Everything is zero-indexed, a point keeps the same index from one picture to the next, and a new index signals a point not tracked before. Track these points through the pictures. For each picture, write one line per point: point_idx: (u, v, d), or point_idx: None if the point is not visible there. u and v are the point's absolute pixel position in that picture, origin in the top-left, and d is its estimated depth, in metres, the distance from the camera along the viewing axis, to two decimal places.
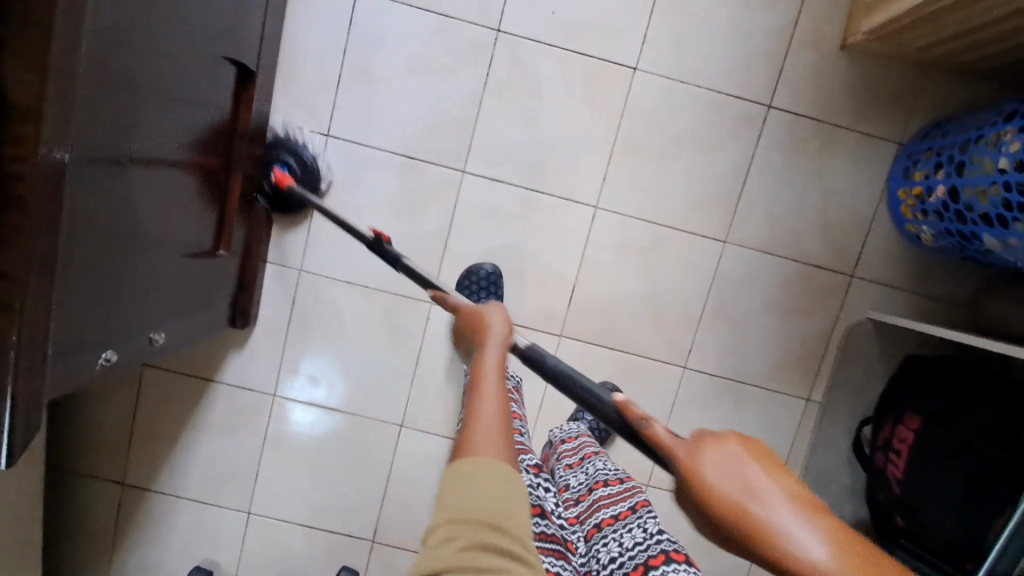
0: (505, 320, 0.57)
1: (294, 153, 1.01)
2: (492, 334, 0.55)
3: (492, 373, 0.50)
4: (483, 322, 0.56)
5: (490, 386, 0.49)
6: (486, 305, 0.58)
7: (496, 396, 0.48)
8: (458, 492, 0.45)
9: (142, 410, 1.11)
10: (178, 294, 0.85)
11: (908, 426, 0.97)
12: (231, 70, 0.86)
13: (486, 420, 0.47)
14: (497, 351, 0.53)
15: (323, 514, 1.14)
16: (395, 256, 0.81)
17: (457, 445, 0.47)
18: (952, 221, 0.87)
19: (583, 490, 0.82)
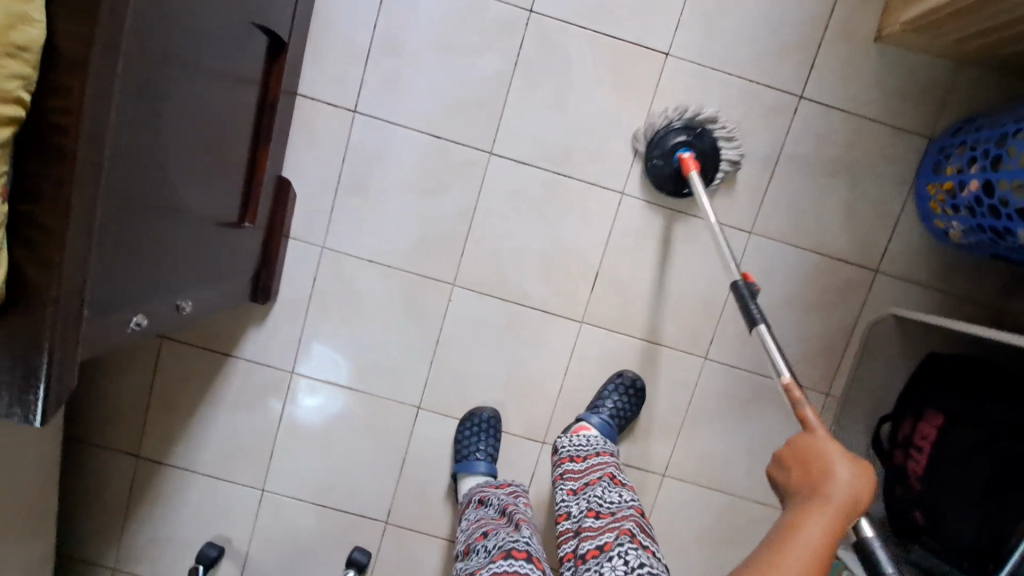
0: (855, 496, 0.57)
1: (702, 138, 0.99)
2: (834, 507, 0.57)
3: (810, 539, 0.56)
4: (828, 484, 0.58)
5: (802, 555, 0.55)
6: (837, 462, 0.59)
7: (800, 566, 0.54)
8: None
9: (159, 382, 1.11)
10: (203, 263, 0.85)
11: (930, 422, 0.95)
12: (261, 40, 0.86)
13: None
14: (829, 523, 0.56)
15: (336, 493, 1.14)
16: (752, 317, 0.78)
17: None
18: (984, 216, 0.87)
19: (579, 521, 0.87)
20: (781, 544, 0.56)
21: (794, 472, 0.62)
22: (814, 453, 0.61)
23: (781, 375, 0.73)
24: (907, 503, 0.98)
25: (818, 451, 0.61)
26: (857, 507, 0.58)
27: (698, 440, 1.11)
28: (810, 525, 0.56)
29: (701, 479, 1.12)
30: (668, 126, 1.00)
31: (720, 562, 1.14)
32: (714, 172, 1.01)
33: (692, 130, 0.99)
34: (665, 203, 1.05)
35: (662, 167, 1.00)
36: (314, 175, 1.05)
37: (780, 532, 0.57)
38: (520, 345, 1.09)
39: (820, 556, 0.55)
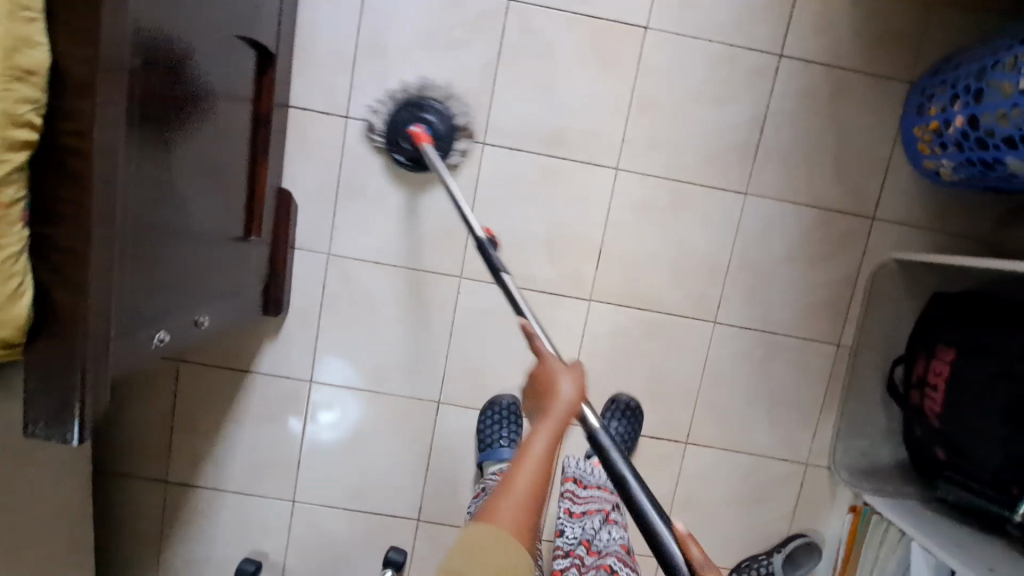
0: (573, 400, 0.66)
1: (436, 117, 1.01)
2: (554, 414, 0.65)
3: (538, 449, 0.62)
4: (554, 398, 0.66)
5: (531, 465, 0.61)
6: (560, 375, 0.68)
7: (531, 475, 0.60)
8: (467, 553, 0.57)
9: (180, 406, 1.12)
10: (215, 277, 0.86)
11: (943, 359, 0.97)
12: (250, 54, 0.88)
13: (516, 498, 0.59)
14: (553, 428, 0.64)
15: (365, 496, 1.15)
16: (495, 265, 0.84)
17: (489, 503, 0.60)
18: (973, 150, 0.89)
19: (572, 545, 0.89)
20: (516, 464, 0.62)
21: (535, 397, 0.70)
22: (546, 374, 0.69)
23: (518, 313, 0.79)
24: (931, 441, 1.00)
25: (551, 374, 0.69)
26: (574, 412, 0.66)
27: (716, 403, 1.13)
28: (537, 437, 0.63)
29: (722, 442, 1.13)
30: (400, 106, 1.02)
31: (751, 522, 1.15)
32: (450, 150, 1.03)
33: (429, 110, 1.01)
34: (418, 182, 1.06)
35: (402, 149, 1.01)
36: (312, 184, 1.06)
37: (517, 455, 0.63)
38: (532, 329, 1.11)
39: (547, 460, 0.62)
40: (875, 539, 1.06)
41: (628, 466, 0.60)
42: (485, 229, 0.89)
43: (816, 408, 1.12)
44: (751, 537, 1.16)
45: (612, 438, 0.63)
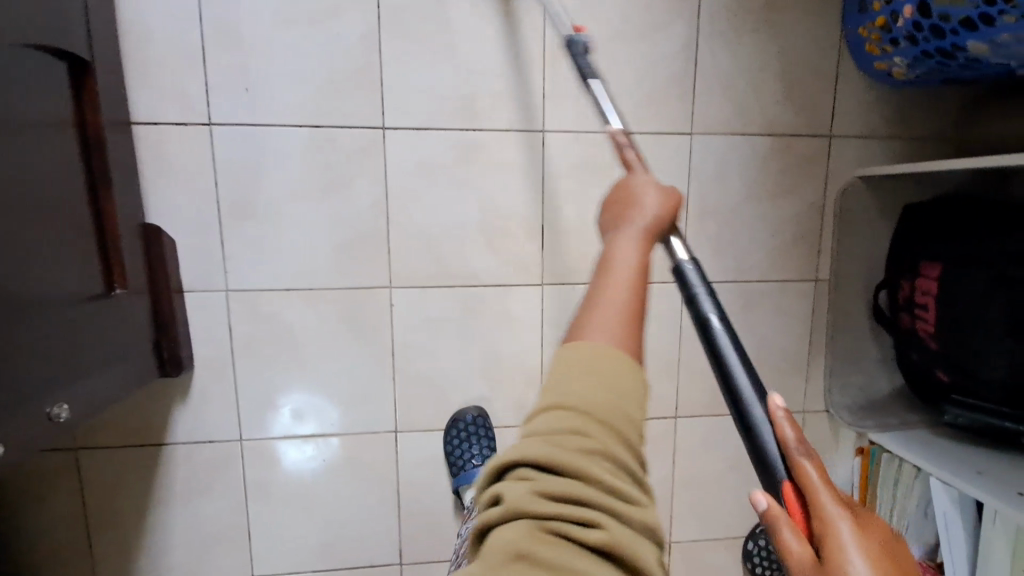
0: (662, 212, 0.56)
1: None
2: (644, 226, 0.54)
3: (632, 257, 0.51)
4: (636, 209, 0.56)
5: (628, 271, 0.49)
6: (644, 189, 0.58)
7: (629, 281, 0.48)
8: (577, 378, 0.43)
9: (91, 498, 0.95)
10: (75, 352, 0.69)
11: (928, 276, 0.89)
12: (58, 68, 0.69)
13: (613, 307, 0.47)
14: (641, 245, 0.53)
15: (335, 552, 1.01)
16: (586, 70, 0.76)
17: (581, 319, 0.48)
18: (928, 40, 0.78)
19: None
20: (603, 276, 0.49)
21: (613, 215, 0.58)
22: (625, 190, 0.59)
23: (608, 124, 0.71)
24: (928, 364, 0.92)
25: (632, 192, 0.58)
26: (662, 228, 0.56)
27: (700, 369, 1.03)
28: (628, 245, 0.52)
29: (713, 408, 1.04)
30: None
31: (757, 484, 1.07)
32: None
33: None
34: None
35: None
36: (188, 212, 0.88)
37: (602, 266, 0.51)
38: (484, 330, 0.97)
39: (645, 274, 0.50)
40: (888, 481, 0.97)
41: (714, 308, 0.52)
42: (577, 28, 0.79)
43: (804, 352, 1.04)
44: None
45: (702, 278, 0.55)
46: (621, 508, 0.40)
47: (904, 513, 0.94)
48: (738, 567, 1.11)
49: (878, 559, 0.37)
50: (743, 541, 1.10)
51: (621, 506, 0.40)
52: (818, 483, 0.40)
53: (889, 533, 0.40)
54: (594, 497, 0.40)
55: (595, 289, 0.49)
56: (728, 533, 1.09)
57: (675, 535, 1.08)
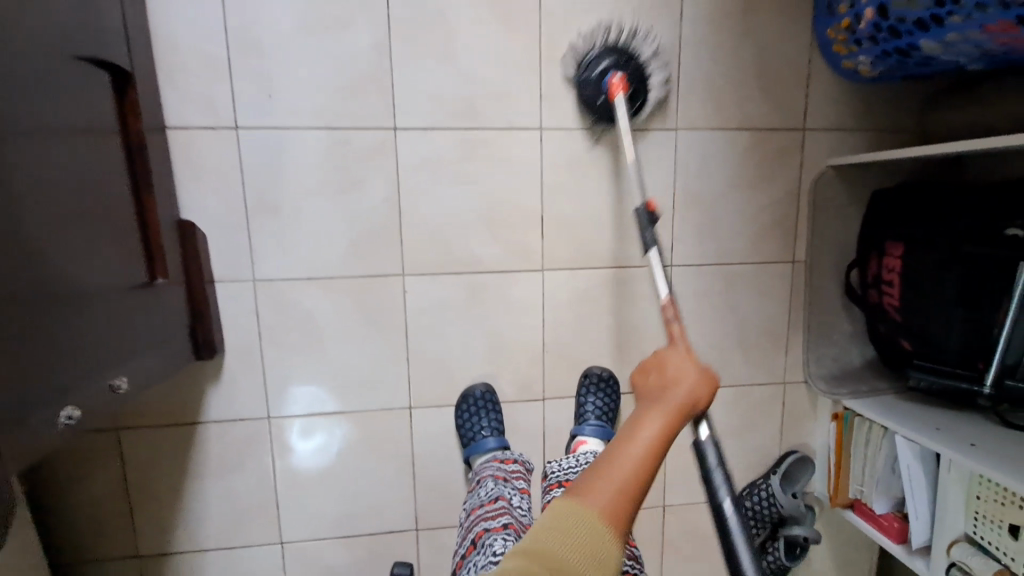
0: (695, 394, 0.67)
1: None
2: (675, 404, 0.66)
3: (651, 434, 0.63)
4: (674, 387, 0.68)
5: (640, 450, 0.61)
6: (684, 368, 0.70)
7: (639, 461, 0.60)
8: (556, 531, 0.55)
9: (132, 474, 1.03)
10: (128, 334, 0.77)
11: (893, 255, 0.99)
12: (102, 77, 0.76)
13: (618, 481, 0.59)
14: (665, 422, 0.64)
15: (357, 520, 1.10)
16: (649, 239, 0.88)
17: (587, 478, 0.60)
18: (887, 40, 0.86)
19: None
20: (621, 446, 0.62)
21: (651, 381, 0.70)
22: (670, 362, 0.71)
23: (665, 295, 0.85)
24: (895, 335, 1.02)
25: (669, 369, 0.70)
26: (692, 408, 0.67)
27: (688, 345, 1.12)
28: (653, 421, 0.64)
29: None
30: None
31: (742, 450, 1.17)
32: None
33: None
34: None
35: None
36: (217, 209, 0.96)
37: (624, 434, 0.64)
38: (489, 312, 1.06)
39: (656, 456, 0.62)
40: (861, 441, 1.06)
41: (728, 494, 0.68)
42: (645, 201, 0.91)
43: (784, 329, 1.13)
44: (746, 465, 1.18)
45: (720, 459, 0.70)
46: None
47: (875, 468, 1.03)
48: (727, 527, 1.20)
49: None
50: (732, 503, 1.19)
51: None
52: None
53: None
54: None
55: (609, 456, 0.61)
56: None
57: (668, 499, 1.17)
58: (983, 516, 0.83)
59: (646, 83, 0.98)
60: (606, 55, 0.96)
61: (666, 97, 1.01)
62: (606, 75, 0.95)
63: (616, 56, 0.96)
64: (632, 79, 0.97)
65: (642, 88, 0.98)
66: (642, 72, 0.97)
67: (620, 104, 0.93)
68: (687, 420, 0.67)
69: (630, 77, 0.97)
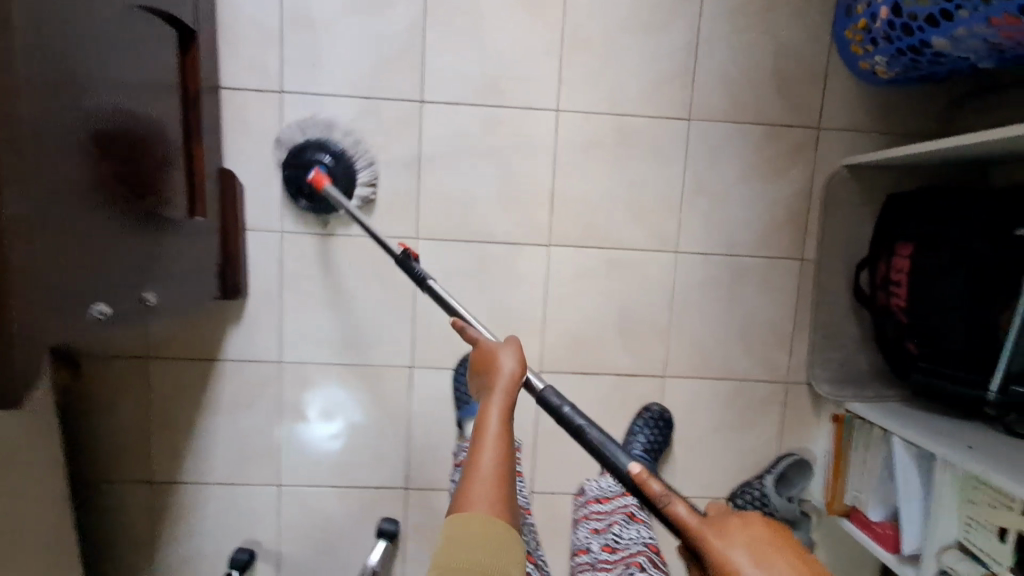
0: (518, 370, 0.69)
1: None
2: (504, 387, 0.67)
3: (494, 424, 0.63)
4: (499, 367, 0.69)
5: (491, 439, 0.61)
6: (499, 349, 0.71)
7: (494, 452, 0.61)
8: (455, 556, 0.56)
9: (152, 403, 1.12)
10: (165, 256, 0.86)
11: (902, 255, 0.98)
12: (169, 33, 0.87)
13: (484, 481, 0.59)
14: (503, 400, 0.66)
15: (351, 473, 1.14)
16: (417, 275, 0.89)
17: (460, 494, 0.60)
18: (901, 39, 0.88)
19: (597, 556, 0.98)
20: (474, 446, 0.62)
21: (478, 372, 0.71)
22: (489, 352, 0.71)
23: (455, 314, 0.85)
24: (902, 337, 1.00)
25: (491, 353, 0.71)
26: (518, 376, 0.69)
27: (688, 335, 1.12)
28: (493, 414, 0.64)
29: (698, 369, 1.13)
30: None
31: (739, 448, 1.15)
32: None
33: None
34: None
35: None
36: (256, 163, 1.05)
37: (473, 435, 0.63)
38: (494, 282, 1.10)
39: (508, 434, 0.63)
40: (859, 445, 1.06)
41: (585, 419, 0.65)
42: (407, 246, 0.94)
43: (789, 327, 1.12)
44: (742, 464, 1.16)
45: (562, 398, 0.69)
46: None
47: (871, 475, 1.02)
48: None
49: (749, 546, 0.46)
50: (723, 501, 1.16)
51: None
52: (690, 519, 0.49)
53: (756, 525, 0.48)
54: None
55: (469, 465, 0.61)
56: (710, 493, 1.17)
57: (659, 490, 1.17)
58: (976, 522, 0.83)
59: (353, 179, 1.04)
60: (311, 153, 1.03)
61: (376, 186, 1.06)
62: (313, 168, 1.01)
63: (326, 150, 1.03)
64: (339, 171, 1.02)
65: (350, 180, 1.03)
66: (348, 166, 1.03)
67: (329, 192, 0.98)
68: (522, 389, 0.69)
69: (335, 172, 1.02)
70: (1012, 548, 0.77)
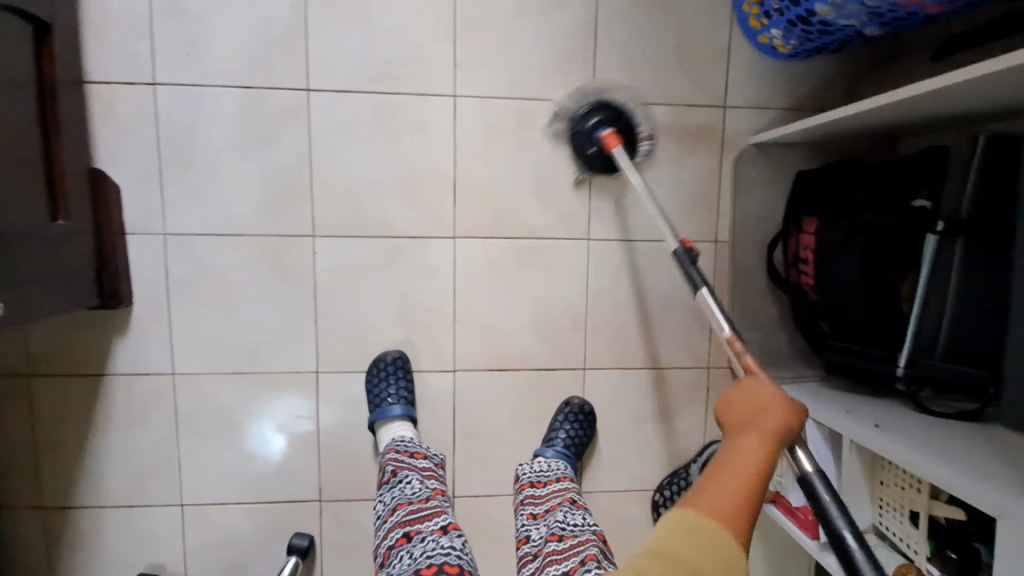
0: (792, 417, 0.66)
1: None
2: (769, 429, 0.65)
3: (757, 458, 0.62)
4: (773, 406, 0.66)
5: (752, 470, 0.61)
6: (775, 390, 0.69)
7: (749, 479, 0.60)
8: (681, 540, 0.55)
9: (37, 423, 1.04)
10: (22, 264, 0.78)
11: (807, 232, 0.96)
12: (21, 25, 0.80)
13: (729, 497, 0.59)
14: (770, 442, 0.64)
15: (258, 486, 1.08)
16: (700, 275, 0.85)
17: (699, 492, 0.60)
18: (790, 9, 0.86)
19: (540, 544, 0.87)
20: (730, 464, 0.62)
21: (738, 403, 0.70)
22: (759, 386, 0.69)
23: (720, 328, 0.82)
24: (815, 317, 0.98)
25: (760, 388, 0.69)
26: (792, 426, 0.66)
27: (606, 324, 1.09)
28: (750, 442, 0.64)
29: (618, 359, 1.10)
30: None
31: (666, 438, 1.12)
32: None
33: None
34: None
35: None
36: (133, 162, 0.99)
37: (728, 456, 0.63)
38: (400, 278, 1.05)
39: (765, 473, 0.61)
40: None
41: (848, 527, 0.62)
42: (680, 238, 0.90)
43: (707, 311, 1.10)
44: (670, 455, 1.12)
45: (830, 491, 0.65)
46: None
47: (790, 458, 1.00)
48: (649, 520, 1.14)
49: None
50: (652, 493, 1.13)
51: None
52: None
53: None
54: None
55: (720, 472, 0.61)
56: (639, 486, 1.13)
57: (587, 486, 1.13)
58: (888, 504, 0.81)
59: (639, 131, 1.01)
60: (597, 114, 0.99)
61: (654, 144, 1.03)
62: (601, 131, 0.97)
63: (603, 112, 0.98)
64: (622, 133, 0.99)
65: (632, 138, 1.01)
66: (630, 120, 0.99)
67: (619, 155, 0.94)
68: (788, 439, 0.66)
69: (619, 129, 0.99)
70: (926, 533, 0.74)
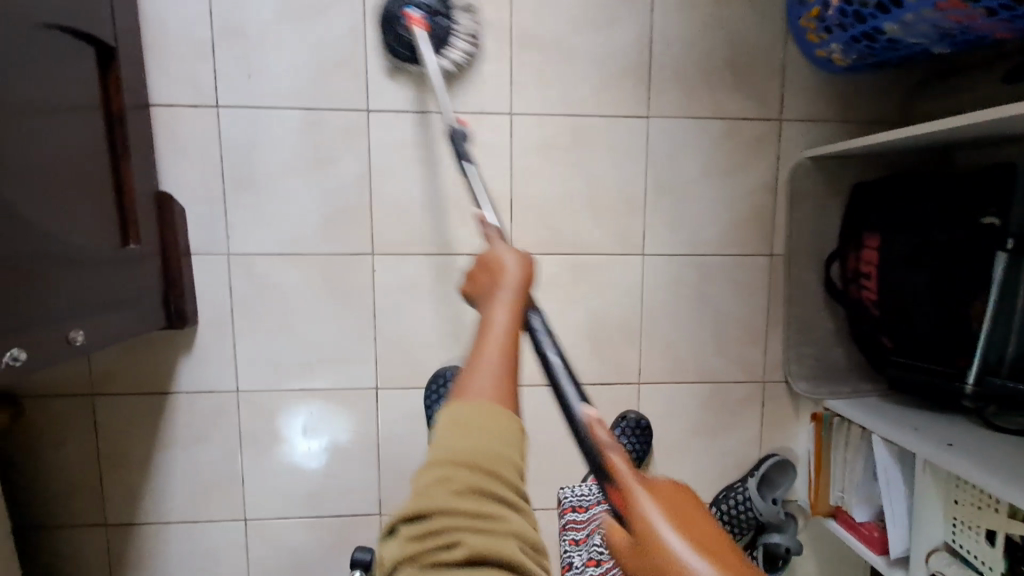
0: (521, 275, 0.63)
1: None
2: (512, 286, 0.62)
3: (501, 320, 0.57)
4: (504, 273, 0.63)
5: (499, 334, 0.55)
6: (504, 255, 0.65)
7: (501, 344, 0.54)
8: (453, 428, 0.48)
9: (103, 441, 1.06)
10: (97, 292, 0.80)
11: (870, 247, 0.96)
12: (88, 50, 0.81)
13: (487, 373, 0.51)
14: (510, 305, 0.60)
15: (320, 500, 1.09)
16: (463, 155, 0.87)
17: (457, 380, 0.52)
18: (854, 25, 0.85)
19: None
20: (482, 335, 0.55)
21: (483, 278, 0.66)
22: (492, 258, 0.66)
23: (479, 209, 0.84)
24: (876, 331, 0.98)
25: (496, 260, 0.65)
26: (524, 287, 0.63)
27: (661, 338, 1.09)
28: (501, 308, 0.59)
29: (672, 373, 1.10)
30: None
31: (721, 450, 1.12)
32: None
33: None
34: None
35: None
36: (195, 183, 1.00)
37: (479, 329, 0.57)
38: (457, 295, 1.06)
39: (514, 336, 0.55)
40: (840, 443, 1.05)
41: (557, 355, 0.59)
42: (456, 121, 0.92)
43: (761, 324, 1.10)
44: (724, 468, 1.13)
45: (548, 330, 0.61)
46: (485, 526, 0.45)
47: (853, 474, 1.01)
48: None
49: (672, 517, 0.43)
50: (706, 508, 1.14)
51: (485, 520, 0.45)
52: (624, 471, 0.47)
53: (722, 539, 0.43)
54: (459, 528, 0.44)
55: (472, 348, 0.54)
56: None
57: None
58: (963, 522, 0.81)
59: (450, 31, 0.96)
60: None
61: (479, 40, 0.99)
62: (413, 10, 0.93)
63: None
64: (434, 22, 0.95)
65: (447, 36, 0.96)
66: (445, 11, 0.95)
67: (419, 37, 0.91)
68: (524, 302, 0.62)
69: (433, 18, 0.95)
70: (1003, 552, 0.74)
